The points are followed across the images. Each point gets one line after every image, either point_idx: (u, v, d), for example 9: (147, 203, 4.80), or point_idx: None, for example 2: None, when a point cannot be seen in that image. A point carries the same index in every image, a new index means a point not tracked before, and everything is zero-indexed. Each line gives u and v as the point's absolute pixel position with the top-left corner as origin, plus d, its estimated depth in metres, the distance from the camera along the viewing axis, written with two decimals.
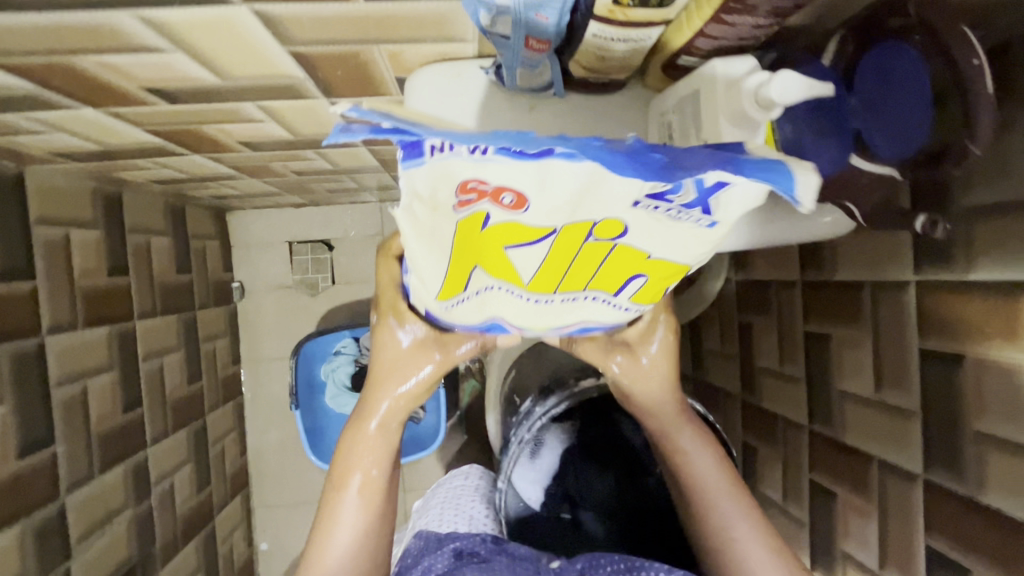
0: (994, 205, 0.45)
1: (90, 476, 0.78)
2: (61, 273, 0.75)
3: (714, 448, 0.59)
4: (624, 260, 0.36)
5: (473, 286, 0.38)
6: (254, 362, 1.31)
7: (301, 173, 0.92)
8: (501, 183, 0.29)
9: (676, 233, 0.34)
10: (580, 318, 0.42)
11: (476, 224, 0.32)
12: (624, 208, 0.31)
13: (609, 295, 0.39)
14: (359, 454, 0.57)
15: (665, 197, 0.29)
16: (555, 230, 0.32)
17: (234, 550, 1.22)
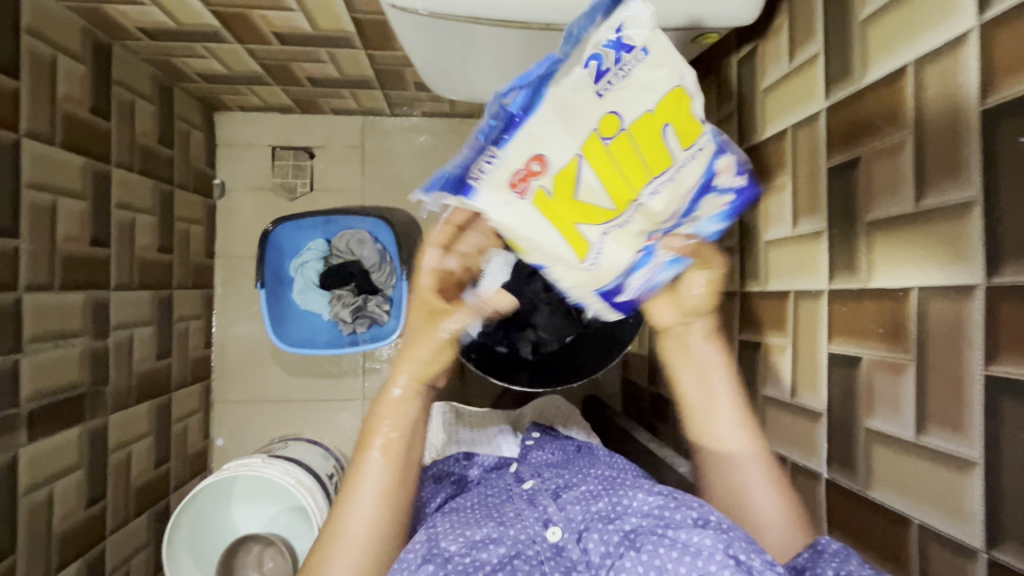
0: (888, 5, 0.56)
1: (48, 285, 0.82)
2: (44, 88, 0.80)
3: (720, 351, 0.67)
4: (645, 132, 0.44)
5: (595, 238, 0.46)
6: (225, 258, 1.34)
7: (281, 46, 0.97)
8: (525, 157, 0.43)
9: (653, 74, 0.42)
10: (687, 174, 0.47)
11: (545, 190, 0.44)
12: (596, 100, 0.42)
13: (675, 163, 0.45)
14: (381, 419, 0.62)
15: (602, 70, 0.41)
16: (580, 155, 0.43)
17: (189, 433, 1.23)
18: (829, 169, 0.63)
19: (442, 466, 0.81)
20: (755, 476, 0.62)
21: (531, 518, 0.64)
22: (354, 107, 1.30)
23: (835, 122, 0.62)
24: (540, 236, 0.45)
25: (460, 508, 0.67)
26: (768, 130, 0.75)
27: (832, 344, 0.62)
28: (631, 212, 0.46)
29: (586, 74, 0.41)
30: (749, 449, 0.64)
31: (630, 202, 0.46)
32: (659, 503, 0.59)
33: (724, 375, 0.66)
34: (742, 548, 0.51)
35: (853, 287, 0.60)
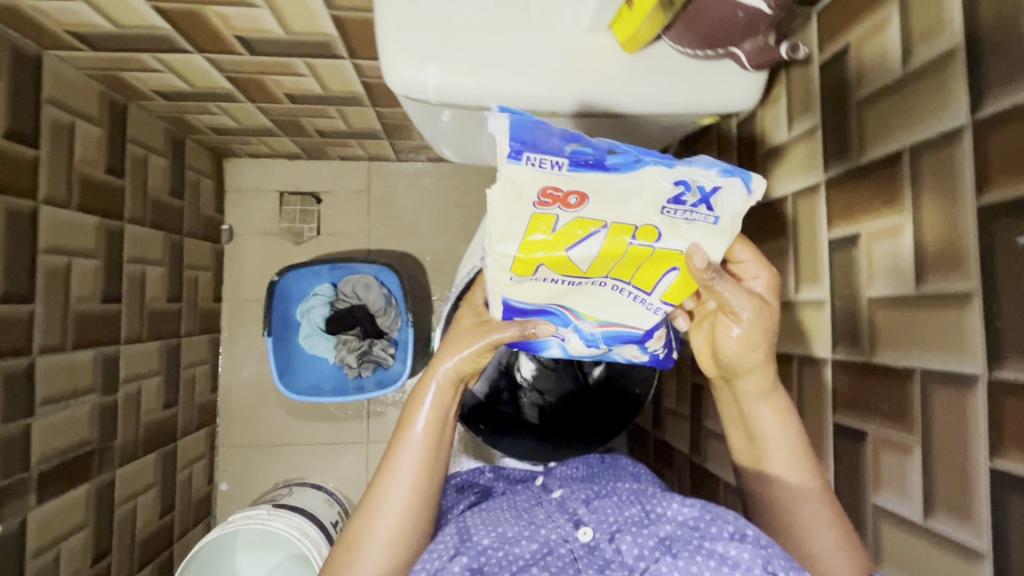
0: (884, 91, 0.57)
1: (60, 346, 0.83)
2: (63, 153, 0.83)
3: (775, 403, 0.62)
4: (657, 262, 0.52)
5: (546, 280, 0.52)
6: (232, 302, 1.36)
7: (293, 105, 1.00)
8: (569, 185, 0.47)
9: (695, 238, 0.51)
10: (630, 317, 0.57)
11: (569, 218, 0.48)
12: (655, 212, 0.49)
13: (645, 292, 0.55)
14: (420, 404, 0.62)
15: (679, 197, 0.48)
16: (606, 223, 0.49)
17: (193, 480, 1.23)
18: (830, 241, 0.65)
19: (466, 476, 0.76)
20: (782, 457, 0.62)
21: (563, 518, 0.62)
22: (361, 154, 1.33)
23: (837, 196, 0.64)
24: (512, 244, 0.49)
25: (490, 507, 0.65)
26: (770, 194, 0.77)
27: (837, 415, 0.63)
28: (586, 283, 0.53)
29: (669, 191, 0.48)
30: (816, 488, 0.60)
31: (591, 285, 0.53)
32: (694, 513, 0.57)
33: (779, 431, 0.62)
34: (781, 565, 0.49)
35: (854, 362, 0.61)
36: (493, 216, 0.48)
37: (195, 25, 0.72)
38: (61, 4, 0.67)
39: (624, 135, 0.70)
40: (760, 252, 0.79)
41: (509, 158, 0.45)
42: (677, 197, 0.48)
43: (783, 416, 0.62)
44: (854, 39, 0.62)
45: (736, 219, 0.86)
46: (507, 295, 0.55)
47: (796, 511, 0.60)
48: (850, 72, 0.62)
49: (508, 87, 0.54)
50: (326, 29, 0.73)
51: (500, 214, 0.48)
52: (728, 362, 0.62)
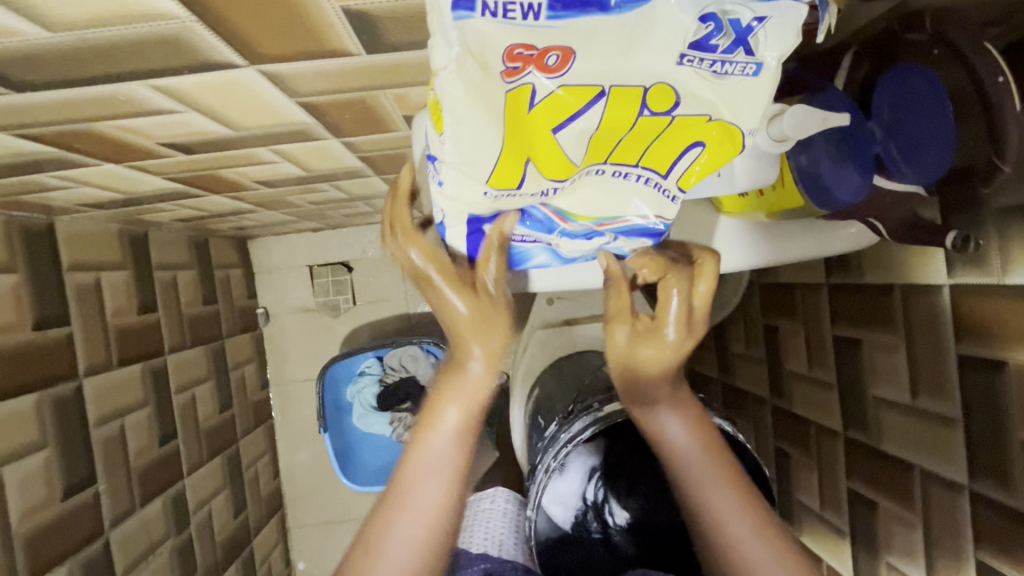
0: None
1: (129, 508, 0.81)
2: (93, 315, 0.79)
3: (687, 418, 0.58)
4: (672, 137, 0.38)
5: (533, 189, 0.39)
6: (280, 384, 1.33)
7: (317, 205, 0.93)
8: (547, 42, 0.30)
9: (727, 99, 0.36)
10: (632, 208, 0.43)
11: (540, 89, 0.33)
12: (670, 66, 0.33)
13: (660, 176, 0.41)
14: (451, 398, 0.50)
15: (708, 42, 0.32)
16: (604, 90, 0.34)
17: (274, 569, 1.24)
18: (960, 356, 0.57)
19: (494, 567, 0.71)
20: (708, 480, 0.55)
21: None
22: (386, 218, 1.26)
23: (967, 309, 0.55)
24: (487, 150, 0.35)
25: None
26: (869, 275, 0.69)
27: (982, 550, 0.57)
28: (571, 180, 0.40)
29: (695, 31, 0.32)
30: (745, 516, 0.55)
31: (577, 179, 0.40)
32: None
33: (693, 443, 0.57)
34: None
35: (1007, 505, 0.53)
36: (450, 111, 0.33)
37: (209, 181, 0.65)
38: (63, 191, 0.61)
39: None
40: (859, 338, 0.71)
41: (455, 9, 0.29)
42: (707, 27, 0.32)
43: (694, 425, 0.58)
44: None
45: (823, 291, 0.78)
46: (479, 212, 0.41)
47: (724, 535, 0.54)
48: None
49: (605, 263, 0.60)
50: (349, 163, 0.66)
51: (461, 115, 0.33)
52: (633, 387, 0.58)
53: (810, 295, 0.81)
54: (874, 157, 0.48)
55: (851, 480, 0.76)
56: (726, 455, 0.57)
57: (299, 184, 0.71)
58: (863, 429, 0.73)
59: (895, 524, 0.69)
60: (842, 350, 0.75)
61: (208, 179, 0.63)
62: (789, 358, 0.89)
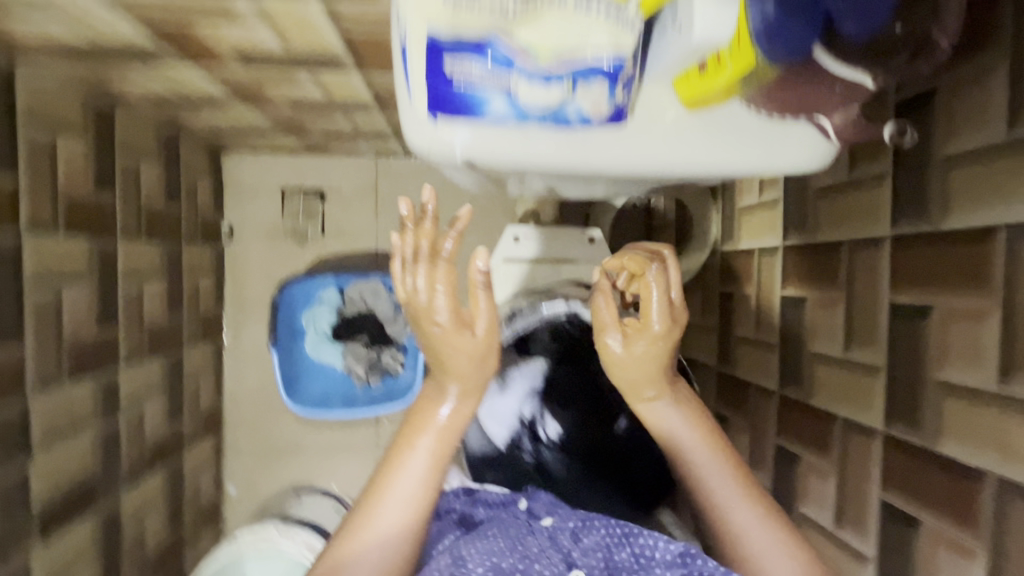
0: (972, 153, 0.50)
1: (56, 381, 0.79)
2: (45, 177, 0.76)
3: (679, 401, 0.59)
4: None
5: None
6: (235, 305, 1.30)
7: (295, 109, 0.91)
8: None
9: None
10: (590, 36, 0.41)
11: None
12: None
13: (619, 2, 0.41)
14: (433, 403, 0.56)
15: None
16: None
17: (202, 488, 1.21)
18: (892, 305, 0.59)
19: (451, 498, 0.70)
20: (706, 463, 0.58)
21: (555, 556, 0.58)
22: (367, 150, 1.24)
23: (903, 259, 0.58)
24: None
25: (480, 538, 0.60)
26: (819, 235, 0.71)
27: (885, 492, 0.59)
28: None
29: None
30: (740, 492, 0.57)
31: None
32: (680, 550, 0.57)
33: (681, 421, 0.59)
34: None
35: (914, 446, 0.56)
36: None
37: (182, 38, 0.63)
38: (25, 17, 0.58)
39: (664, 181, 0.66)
40: (805, 297, 0.74)
41: None
42: None
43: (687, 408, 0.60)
44: (944, 83, 0.53)
45: (778, 253, 0.80)
46: (432, 20, 0.41)
47: (728, 515, 0.56)
48: (933, 119, 0.54)
49: (547, 150, 0.46)
50: (330, 43, 0.64)
51: None
52: (628, 385, 0.60)
53: (766, 260, 0.84)
54: (823, 16, 0.40)
55: (779, 438, 0.79)
56: (717, 438, 0.59)
57: (277, 64, 0.70)
58: (796, 386, 0.76)
59: (812, 475, 0.71)
60: (788, 310, 0.77)
61: (181, 31, 0.61)
62: (738, 324, 0.92)
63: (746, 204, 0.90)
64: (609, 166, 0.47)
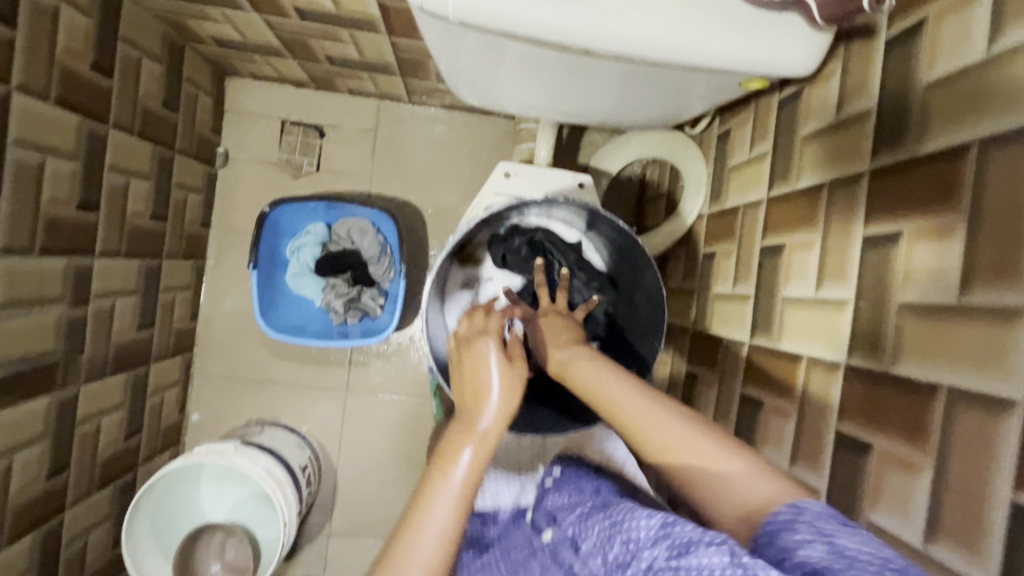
0: (957, 74, 0.51)
1: (26, 249, 0.78)
2: (42, 40, 0.75)
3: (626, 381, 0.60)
4: None
5: None
6: (221, 230, 1.30)
7: (303, 20, 0.92)
8: None
9: None
10: None
11: None
12: None
13: None
14: (462, 437, 0.59)
15: None
16: None
17: (165, 406, 1.20)
18: (864, 237, 0.60)
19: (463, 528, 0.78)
20: (661, 424, 0.54)
21: None
22: (372, 90, 1.25)
23: (879, 189, 0.58)
24: None
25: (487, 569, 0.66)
26: (802, 181, 0.72)
27: (842, 423, 0.59)
28: None
29: None
30: (721, 453, 0.51)
31: None
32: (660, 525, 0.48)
33: (629, 396, 0.58)
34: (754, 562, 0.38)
35: (873, 372, 0.56)
36: None
37: None
38: None
39: (652, 91, 0.68)
40: (782, 243, 0.74)
41: None
42: None
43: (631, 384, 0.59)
44: (932, 12, 0.55)
45: (762, 205, 0.81)
46: None
47: (714, 478, 0.50)
48: (920, 49, 0.56)
49: (544, 10, 0.47)
50: None
51: None
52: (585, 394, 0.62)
53: (749, 214, 0.84)
54: None
55: (745, 387, 0.79)
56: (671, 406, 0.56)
57: None
58: (765, 333, 0.76)
59: (773, 418, 0.71)
60: (765, 259, 0.78)
61: None
62: (717, 281, 0.92)
63: (736, 163, 0.91)
64: (602, 34, 0.48)
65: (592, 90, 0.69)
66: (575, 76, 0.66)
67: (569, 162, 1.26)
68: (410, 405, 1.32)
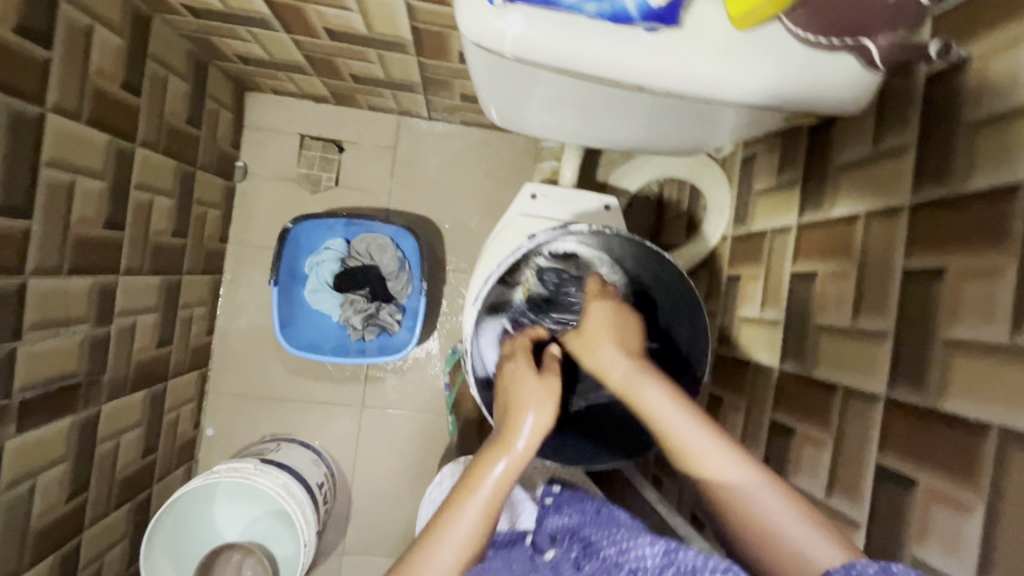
0: (1003, 116, 0.52)
1: (55, 269, 0.78)
2: (77, 61, 0.75)
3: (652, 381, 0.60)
4: None
5: None
6: (238, 245, 1.29)
7: (333, 42, 0.92)
8: None
9: None
10: None
11: None
12: None
13: None
14: (496, 451, 0.58)
15: None
16: None
17: (180, 422, 1.19)
18: (906, 270, 0.60)
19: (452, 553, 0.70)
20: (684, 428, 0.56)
21: None
22: (392, 106, 1.25)
23: (922, 223, 0.59)
24: None
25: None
26: (837, 210, 0.72)
27: (884, 456, 0.59)
28: None
29: None
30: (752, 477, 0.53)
31: None
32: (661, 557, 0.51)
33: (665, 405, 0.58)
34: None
35: (918, 408, 0.56)
36: None
37: None
38: None
39: (687, 125, 0.70)
40: (814, 272, 0.75)
41: None
42: None
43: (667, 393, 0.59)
44: (977, 52, 0.55)
45: (791, 232, 0.81)
46: None
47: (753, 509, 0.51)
48: (964, 88, 0.56)
49: (602, 49, 0.50)
50: None
51: None
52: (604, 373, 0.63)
53: (777, 239, 0.85)
54: None
55: (775, 414, 0.79)
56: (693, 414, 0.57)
57: None
58: (797, 361, 0.76)
59: (807, 448, 0.71)
60: (796, 287, 0.78)
61: None
62: (743, 304, 0.92)
63: (762, 187, 0.92)
64: (654, 71, 0.51)
65: (626, 120, 0.71)
66: (614, 108, 0.68)
67: (588, 180, 1.26)
68: (426, 421, 1.32)
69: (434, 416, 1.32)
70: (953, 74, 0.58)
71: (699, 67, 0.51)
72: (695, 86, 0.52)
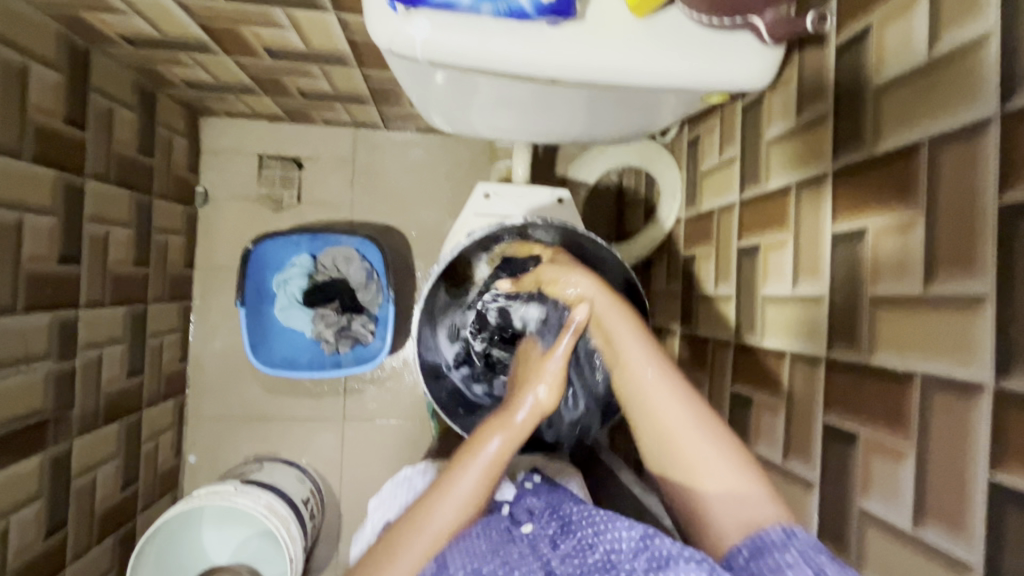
0: (902, 79, 0.54)
1: (10, 308, 0.78)
2: (14, 100, 0.76)
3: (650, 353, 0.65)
4: None
5: None
6: (205, 269, 1.29)
7: (274, 61, 0.93)
8: None
9: None
10: None
11: None
12: None
13: None
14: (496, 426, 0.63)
15: None
16: None
17: (160, 451, 1.18)
18: (834, 235, 0.62)
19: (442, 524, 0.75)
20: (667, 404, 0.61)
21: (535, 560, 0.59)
22: (346, 119, 1.26)
23: (842, 188, 0.61)
24: None
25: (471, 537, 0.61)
26: (773, 183, 0.74)
27: (828, 415, 0.61)
28: None
29: None
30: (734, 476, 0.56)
31: None
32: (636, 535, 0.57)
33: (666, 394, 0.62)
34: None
35: (855, 366, 0.58)
36: None
37: None
38: None
39: (617, 113, 0.72)
40: (757, 244, 0.77)
41: None
42: None
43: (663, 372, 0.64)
44: (876, 20, 0.58)
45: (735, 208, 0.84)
46: None
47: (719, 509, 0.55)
48: (868, 56, 0.59)
49: (509, 48, 0.52)
50: None
51: None
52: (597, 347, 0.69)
53: (723, 216, 0.87)
54: None
55: (735, 385, 0.81)
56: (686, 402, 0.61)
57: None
58: (749, 332, 0.78)
59: (764, 415, 0.73)
60: (742, 261, 0.80)
61: None
62: (699, 283, 0.94)
63: (708, 167, 0.94)
64: (562, 64, 0.53)
65: (560, 113, 0.73)
66: (544, 104, 0.70)
67: (547, 174, 1.28)
68: (409, 428, 1.32)
69: (416, 421, 1.33)
70: (858, 44, 0.60)
71: (606, 56, 0.53)
72: (604, 75, 0.54)
